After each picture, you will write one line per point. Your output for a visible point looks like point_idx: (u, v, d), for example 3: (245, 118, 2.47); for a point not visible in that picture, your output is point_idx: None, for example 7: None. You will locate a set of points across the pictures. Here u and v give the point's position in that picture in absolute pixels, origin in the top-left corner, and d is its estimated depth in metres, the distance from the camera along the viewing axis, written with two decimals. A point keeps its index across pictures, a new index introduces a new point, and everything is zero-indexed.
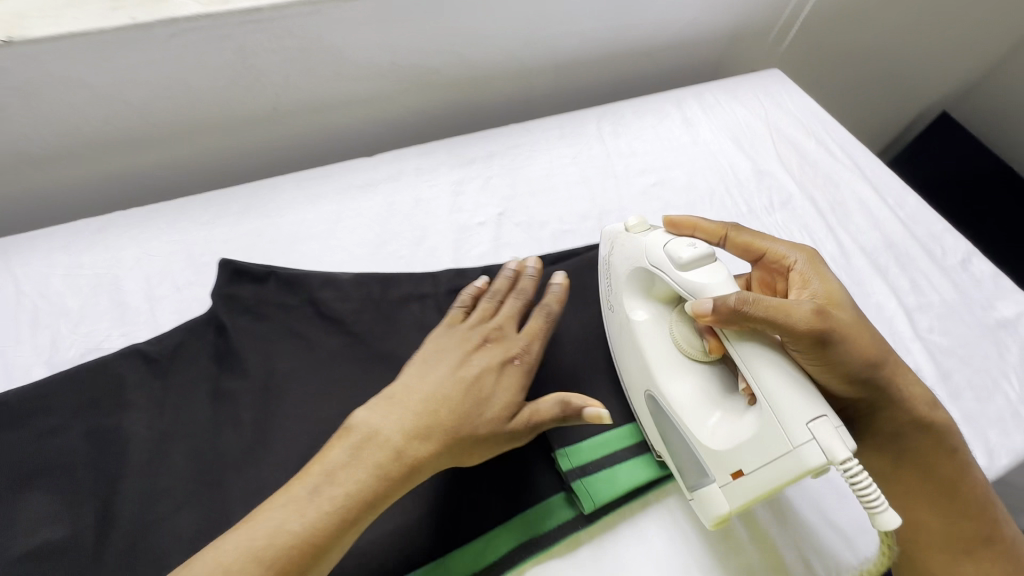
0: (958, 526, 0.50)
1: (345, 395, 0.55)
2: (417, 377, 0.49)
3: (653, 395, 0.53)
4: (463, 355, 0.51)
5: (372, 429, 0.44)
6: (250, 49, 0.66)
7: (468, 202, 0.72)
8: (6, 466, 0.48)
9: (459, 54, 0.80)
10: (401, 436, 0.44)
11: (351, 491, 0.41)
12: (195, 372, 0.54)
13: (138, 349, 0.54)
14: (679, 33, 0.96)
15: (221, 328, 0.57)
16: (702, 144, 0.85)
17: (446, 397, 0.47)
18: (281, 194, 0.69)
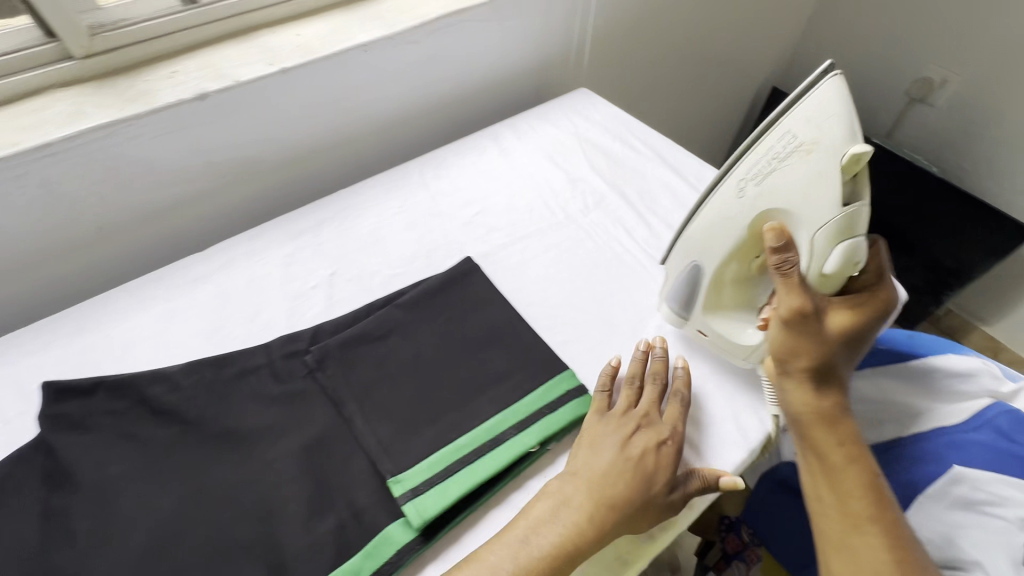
0: (848, 504, 0.52)
1: (182, 482, 0.57)
2: (568, 479, 0.55)
3: (696, 270, 0.65)
4: (622, 439, 0.57)
5: (564, 495, 0.54)
6: (51, 180, 0.70)
7: (300, 270, 0.77)
8: None
9: (274, 140, 0.86)
10: (590, 504, 0.52)
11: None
12: (24, 499, 0.55)
13: None
14: (489, 75, 1.06)
15: (49, 450, 0.58)
16: (519, 168, 0.93)
17: (601, 489, 0.53)
18: (111, 305, 0.72)
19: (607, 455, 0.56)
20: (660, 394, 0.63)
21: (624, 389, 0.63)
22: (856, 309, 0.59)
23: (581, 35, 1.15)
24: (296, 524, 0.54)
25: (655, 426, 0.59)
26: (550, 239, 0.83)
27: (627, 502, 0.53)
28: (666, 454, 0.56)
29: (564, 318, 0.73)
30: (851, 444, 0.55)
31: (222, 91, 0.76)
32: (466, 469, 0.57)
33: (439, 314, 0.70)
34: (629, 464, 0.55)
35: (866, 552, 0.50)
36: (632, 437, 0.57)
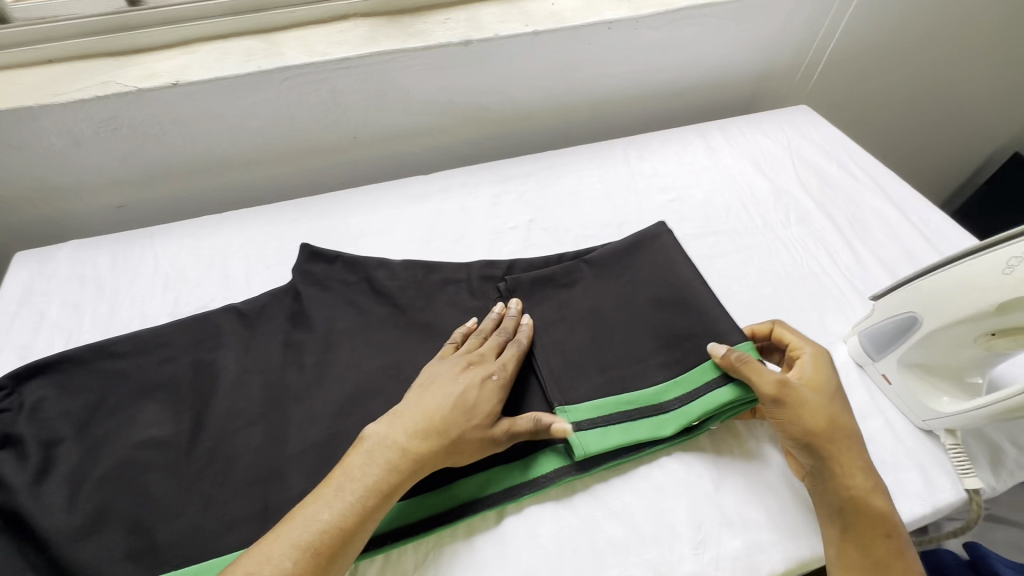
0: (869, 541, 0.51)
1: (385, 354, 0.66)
2: (393, 417, 0.55)
3: (903, 321, 0.60)
4: (476, 380, 0.58)
5: (381, 435, 0.53)
6: (339, 89, 0.85)
7: (504, 211, 0.84)
8: (132, 380, 0.62)
9: (505, 93, 0.95)
10: (403, 438, 0.52)
11: (336, 526, 0.47)
12: (273, 328, 0.68)
13: (237, 307, 0.69)
14: (710, 73, 1.05)
15: (297, 295, 0.71)
16: (722, 167, 0.93)
17: (399, 413, 0.55)
18: (352, 199, 0.85)
19: (444, 384, 0.57)
20: (492, 336, 0.64)
21: (484, 327, 0.65)
22: (823, 373, 0.59)
23: (816, 51, 1.10)
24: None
25: (483, 366, 0.60)
26: (744, 241, 0.81)
27: (444, 427, 0.54)
28: (819, 414, 0.56)
29: (745, 318, 0.72)
30: (897, 531, 0.53)
31: (482, 41, 0.85)
32: (626, 426, 0.59)
33: (625, 273, 0.71)
34: (455, 392, 0.56)
35: None
36: (467, 373, 0.59)
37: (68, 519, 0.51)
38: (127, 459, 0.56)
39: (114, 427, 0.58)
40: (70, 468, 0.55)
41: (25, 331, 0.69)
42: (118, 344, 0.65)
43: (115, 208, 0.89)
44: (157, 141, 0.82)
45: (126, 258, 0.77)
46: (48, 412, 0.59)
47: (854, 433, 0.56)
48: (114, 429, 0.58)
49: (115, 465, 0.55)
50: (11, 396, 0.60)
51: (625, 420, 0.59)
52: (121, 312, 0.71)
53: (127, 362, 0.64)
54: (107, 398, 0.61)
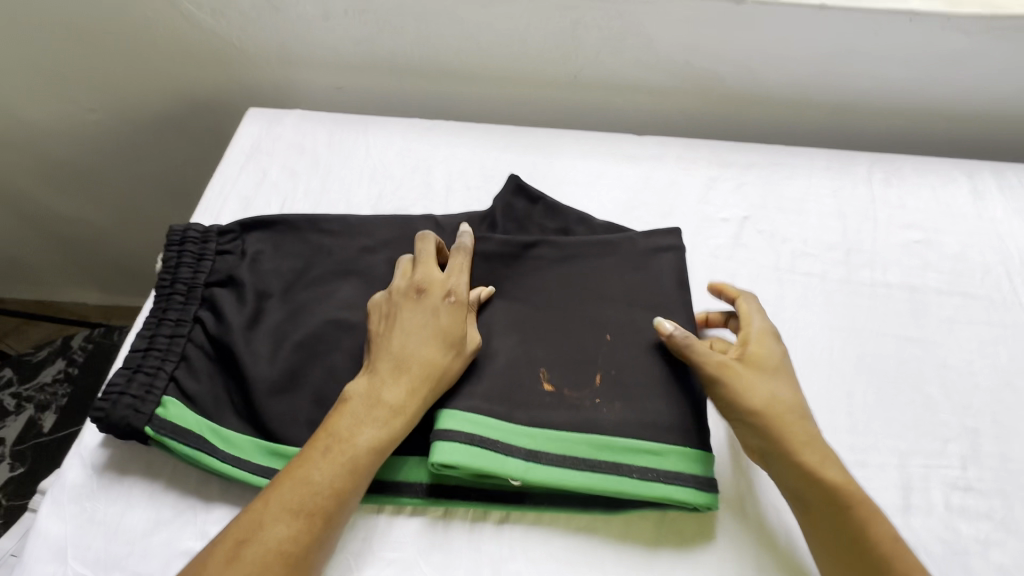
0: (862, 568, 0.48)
1: (566, 304, 0.58)
2: (401, 359, 0.51)
3: None
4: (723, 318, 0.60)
5: (382, 386, 0.50)
6: (583, 22, 0.79)
7: (717, 198, 0.76)
8: (334, 259, 0.63)
9: (750, 69, 0.83)
10: (397, 388, 0.50)
11: (391, 403, 0.49)
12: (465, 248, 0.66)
13: (434, 219, 0.66)
14: (1005, 102, 0.86)
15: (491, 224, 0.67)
16: (989, 221, 0.77)
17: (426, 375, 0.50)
18: (559, 142, 0.81)
19: (423, 309, 0.53)
20: (460, 271, 0.57)
21: (397, 274, 0.57)
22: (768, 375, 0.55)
23: None
24: (616, 414, 0.52)
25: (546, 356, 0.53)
26: (1000, 315, 0.67)
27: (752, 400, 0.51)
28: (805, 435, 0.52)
29: (982, 406, 0.60)
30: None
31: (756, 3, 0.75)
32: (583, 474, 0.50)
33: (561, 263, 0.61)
34: (429, 325, 0.52)
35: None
36: (443, 310, 0.53)
37: (267, 372, 0.54)
38: (320, 333, 0.57)
39: (314, 300, 0.60)
40: (273, 326, 0.57)
41: (249, 185, 0.73)
42: (329, 221, 0.65)
43: (332, 90, 0.92)
44: (393, 33, 0.82)
45: (342, 141, 0.79)
46: (263, 266, 0.62)
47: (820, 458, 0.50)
48: (314, 302, 0.59)
49: (309, 335, 0.56)
50: (236, 240, 0.64)
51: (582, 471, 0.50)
52: (330, 192, 0.73)
53: (333, 240, 0.64)
54: (311, 270, 0.62)
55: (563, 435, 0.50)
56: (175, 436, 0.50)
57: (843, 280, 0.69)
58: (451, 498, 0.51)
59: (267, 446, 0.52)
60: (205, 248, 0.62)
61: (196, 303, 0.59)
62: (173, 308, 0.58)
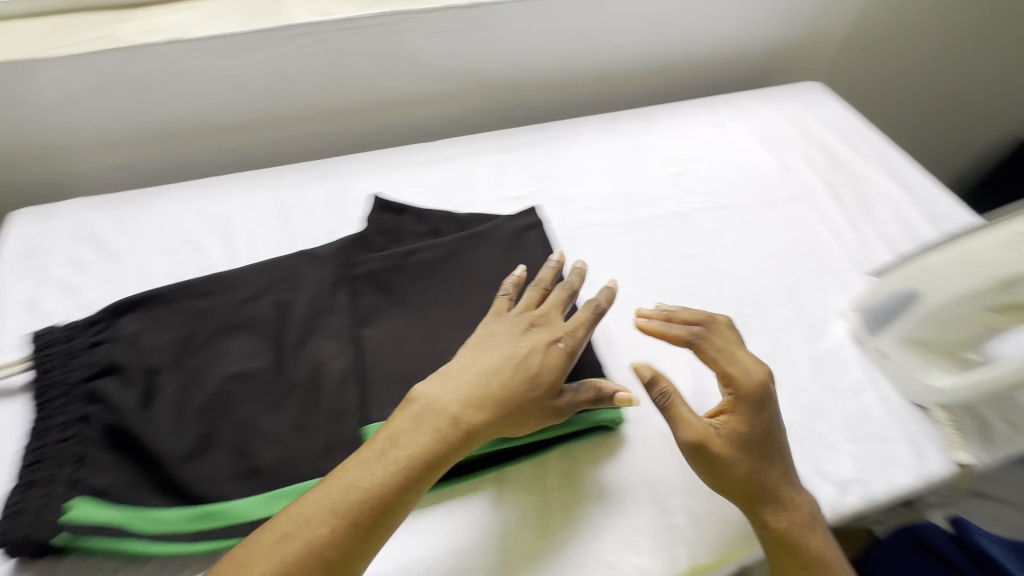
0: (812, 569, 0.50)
1: (456, 297, 0.67)
2: (449, 381, 0.52)
3: (914, 294, 0.62)
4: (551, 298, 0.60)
5: (430, 400, 0.50)
6: (343, 52, 0.83)
7: (508, 180, 0.84)
8: (217, 317, 0.64)
9: (512, 61, 0.92)
10: (444, 416, 0.50)
11: (411, 443, 0.48)
12: (316, 279, 0.68)
13: (309, 253, 0.71)
14: (723, 44, 1.02)
15: (368, 242, 0.72)
16: (730, 143, 0.91)
17: (468, 398, 0.51)
18: (355, 166, 0.84)
19: (519, 343, 0.55)
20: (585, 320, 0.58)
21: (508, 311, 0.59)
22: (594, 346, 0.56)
23: (832, 23, 1.07)
24: None
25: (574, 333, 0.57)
26: (749, 217, 0.81)
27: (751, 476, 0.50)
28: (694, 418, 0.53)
29: (747, 293, 0.72)
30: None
31: (491, 5, 0.83)
32: None
33: (443, 263, 0.69)
34: (517, 360, 0.53)
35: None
36: (548, 351, 0.54)
37: (177, 444, 0.54)
38: (225, 390, 0.58)
39: (212, 360, 0.61)
40: (173, 397, 0.57)
41: (31, 289, 0.69)
42: (204, 284, 0.66)
43: (115, 169, 0.88)
44: (157, 100, 0.81)
45: (129, 219, 0.76)
46: (144, 344, 0.61)
47: (795, 524, 0.50)
48: (213, 362, 0.61)
49: (210, 396, 0.57)
50: (106, 329, 0.62)
51: None
52: (125, 272, 0.71)
53: (210, 302, 0.66)
54: (196, 334, 0.63)
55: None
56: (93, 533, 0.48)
57: (625, 222, 0.79)
58: None
59: (195, 510, 0.51)
60: (75, 345, 0.60)
61: (80, 401, 0.56)
62: (55, 413, 0.55)
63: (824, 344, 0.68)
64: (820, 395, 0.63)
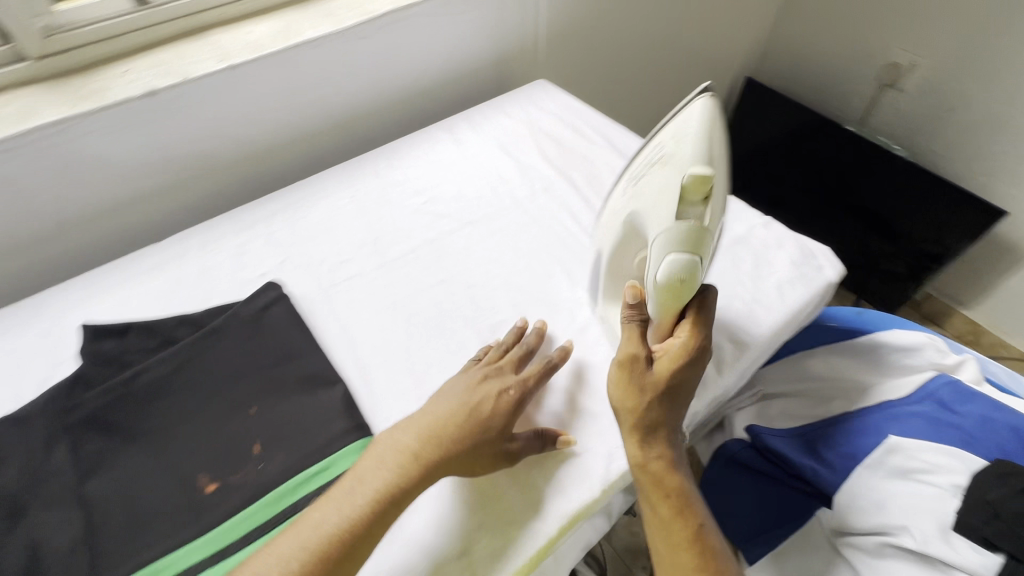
0: (664, 497, 0.58)
1: (198, 408, 0.61)
2: (361, 482, 0.53)
3: (599, 253, 0.71)
4: (425, 410, 0.58)
5: (319, 517, 0.50)
6: (7, 177, 0.73)
7: (251, 258, 0.79)
8: None
9: (228, 134, 0.88)
10: (342, 521, 0.50)
11: (301, 546, 0.49)
12: (21, 446, 0.59)
13: (12, 416, 0.61)
14: (446, 64, 1.06)
15: (84, 379, 0.64)
16: (471, 157, 0.95)
17: (377, 488, 0.52)
18: (66, 294, 0.74)
19: (407, 425, 0.57)
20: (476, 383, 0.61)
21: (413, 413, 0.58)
22: (421, 434, 0.56)
23: (541, 23, 1.16)
24: (279, 465, 0.57)
25: (476, 377, 0.61)
26: (496, 223, 0.85)
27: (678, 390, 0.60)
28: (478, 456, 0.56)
29: (504, 299, 0.75)
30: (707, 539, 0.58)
31: (172, 87, 0.78)
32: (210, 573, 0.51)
33: (176, 375, 0.64)
34: (361, 472, 0.53)
35: (676, 520, 0.58)
36: (403, 447, 0.55)
37: None
38: None
39: None
40: None
41: None
42: None
43: None
44: None
45: None
46: None
47: (657, 453, 0.59)
48: None
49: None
50: None
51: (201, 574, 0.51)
52: None
53: None
54: None
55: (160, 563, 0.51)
56: None
57: (379, 264, 0.79)
58: None
59: None
60: None
61: None
62: None
63: (577, 323, 0.73)
64: (581, 375, 0.68)
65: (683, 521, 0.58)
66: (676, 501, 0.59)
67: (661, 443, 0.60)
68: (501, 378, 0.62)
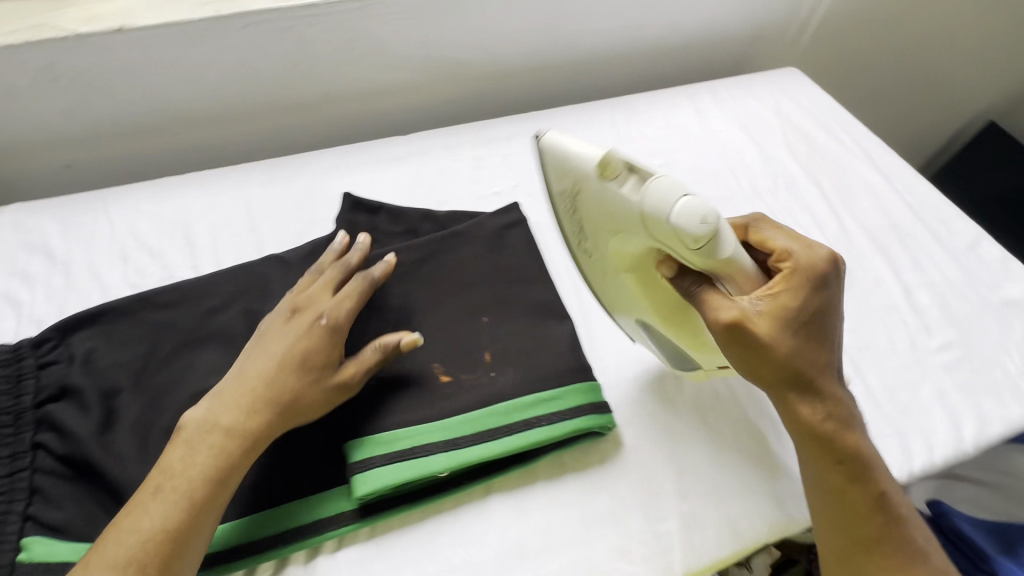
0: (843, 478, 0.47)
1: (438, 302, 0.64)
2: (230, 394, 0.51)
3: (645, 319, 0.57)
4: (280, 336, 0.55)
5: (202, 416, 0.50)
6: (307, 41, 0.78)
7: (487, 174, 0.81)
8: (183, 329, 0.60)
9: (487, 48, 0.88)
10: (224, 429, 0.49)
11: (225, 425, 0.49)
12: (286, 287, 0.64)
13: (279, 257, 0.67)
14: (702, 29, 1.00)
15: (341, 244, 0.69)
16: (711, 132, 0.90)
17: (241, 397, 0.51)
18: (324, 162, 0.80)
19: (289, 330, 0.55)
20: (345, 297, 0.57)
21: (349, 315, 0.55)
22: (298, 353, 0.53)
23: (810, 7, 1.06)
24: (510, 378, 0.59)
25: (318, 308, 0.56)
26: (732, 208, 0.80)
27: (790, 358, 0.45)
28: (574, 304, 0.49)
29: None
30: (883, 533, 0.46)
31: None
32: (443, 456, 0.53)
33: (421, 265, 0.66)
34: (276, 377, 0.52)
35: (862, 502, 0.47)
36: (283, 376, 0.51)
37: (144, 472, 0.49)
38: None
39: (178, 377, 0.57)
40: (136, 420, 0.52)
41: None
42: (166, 295, 0.62)
43: (62, 169, 0.81)
44: (103, 94, 0.75)
45: (80, 224, 0.71)
46: (102, 362, 0.56)
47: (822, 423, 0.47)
48: (179, 379, 0.57)
49: (179, 416, 0.53)
50: (58, 348, 0.57)
51: (436, 454, 0.53)
52: (78, 284, 0.66)
53: (173, 314, 0.61)
54: (161, 349, 0.59)
55: (397, 432, 0.53)
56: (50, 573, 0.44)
57: None
58: (276, 548, 0.50)
59: None
60: (22, 366, 0.54)
61: (31, 429, 0.51)
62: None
63: None
64: None
65: (868, 510, 0.47)
66: (857, 481, 0.47)
67: (826, 408, 0.47)
68: (321, 301, 0.57)
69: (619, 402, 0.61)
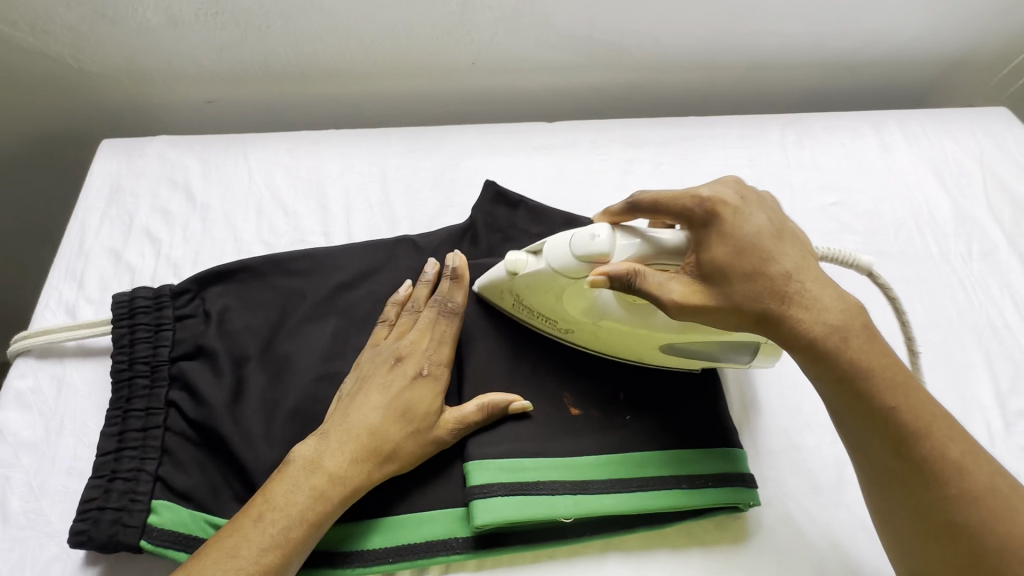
0: (930, 486, 0.39)
1: None
2: (337, 431, 0.48)
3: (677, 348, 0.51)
4: (384, 382, 0.50)
5: (310, 452, 0.47)
6: (470, 6, 0.71)
7: (636, 182, 0.73)
8: (312, 301, 0.57)
9: (656, 38, 0.79)
10: (330, 469, 0.46)
11: (331, 469, 0.46)
12: (417, 274, 0.60)
13: (412, 240, 0.62)
14: (903, 47, 0.85)
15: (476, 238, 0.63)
16: (897, 172, 0.77)
17: (347, 439, 0.47)
18: (464, 140, 0.74)
19: (389, 381, 0.50)
20: (442, 342, 0.53)
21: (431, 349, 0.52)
22: (406, 405, 0.49)
23: None
24: (650, 428, 0.52)
25: (417, 355, 0.52)
26: (913, 270, 0.69)
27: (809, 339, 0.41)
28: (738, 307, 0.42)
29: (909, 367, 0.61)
30: (969, 511, 0.38)
31: None
32: (571, 501, 0.48)
33: None
34: (383, 424, 0.48)
35: (964, 507, 0.38)
36: (390, 427, 0.48)
37: (266, 455, 0.48)
38: (317, 394, 0.52)
39: (302, 354, 0.54)
40: (261, 396, 0.51)
41: (115, 236, 0.64)
42: (297, 262, 0.59)
43: (204, 104, 0.80)
44: (259, 35, 0.72)
45: (219, 167, 0.69)
46: (234, 326, 0.55)
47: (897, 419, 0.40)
48: (303, 358, 0.53)
49: (303, 399, 0.51)
50: (194, 301, 0.56)
51: (563, 497, 0.48)
52: (213, 231, 0.65)
53: (304, 283, 0.58)
54: (289, 320, 0.56)
55: (523, 462, 0.49)
56: (175, 543, 0.45)
57: None
58: (385, 559, 0.47)
59: None
60: (161, 316, 0.54)
61: (165, 385, 0.51)
62: (138, 395, 0.51)
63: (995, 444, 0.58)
64: None
65: (971, 514, 0.38)
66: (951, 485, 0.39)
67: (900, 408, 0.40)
68: (421, 344, 0.52)
69: (760, 475, 0.54)
